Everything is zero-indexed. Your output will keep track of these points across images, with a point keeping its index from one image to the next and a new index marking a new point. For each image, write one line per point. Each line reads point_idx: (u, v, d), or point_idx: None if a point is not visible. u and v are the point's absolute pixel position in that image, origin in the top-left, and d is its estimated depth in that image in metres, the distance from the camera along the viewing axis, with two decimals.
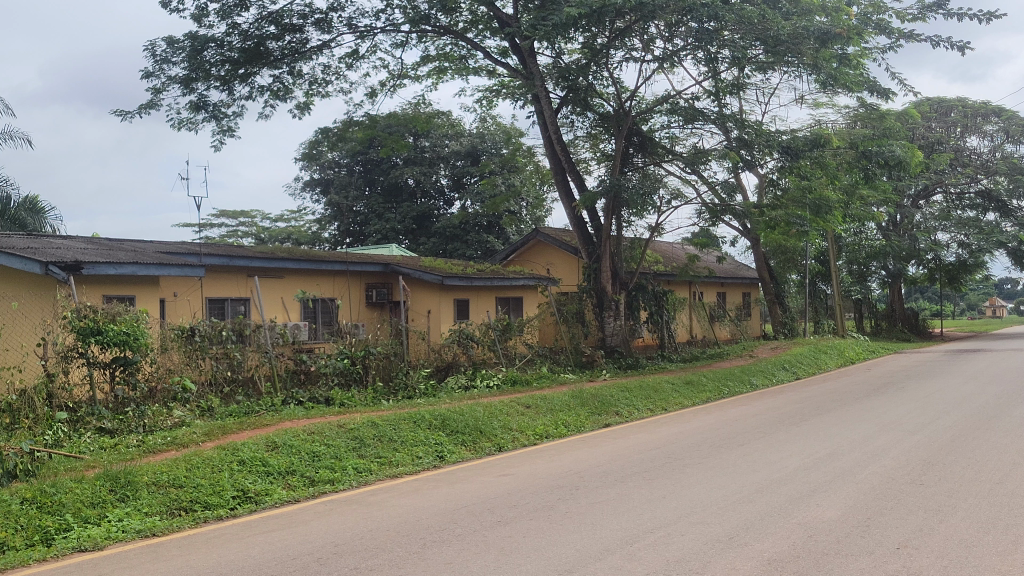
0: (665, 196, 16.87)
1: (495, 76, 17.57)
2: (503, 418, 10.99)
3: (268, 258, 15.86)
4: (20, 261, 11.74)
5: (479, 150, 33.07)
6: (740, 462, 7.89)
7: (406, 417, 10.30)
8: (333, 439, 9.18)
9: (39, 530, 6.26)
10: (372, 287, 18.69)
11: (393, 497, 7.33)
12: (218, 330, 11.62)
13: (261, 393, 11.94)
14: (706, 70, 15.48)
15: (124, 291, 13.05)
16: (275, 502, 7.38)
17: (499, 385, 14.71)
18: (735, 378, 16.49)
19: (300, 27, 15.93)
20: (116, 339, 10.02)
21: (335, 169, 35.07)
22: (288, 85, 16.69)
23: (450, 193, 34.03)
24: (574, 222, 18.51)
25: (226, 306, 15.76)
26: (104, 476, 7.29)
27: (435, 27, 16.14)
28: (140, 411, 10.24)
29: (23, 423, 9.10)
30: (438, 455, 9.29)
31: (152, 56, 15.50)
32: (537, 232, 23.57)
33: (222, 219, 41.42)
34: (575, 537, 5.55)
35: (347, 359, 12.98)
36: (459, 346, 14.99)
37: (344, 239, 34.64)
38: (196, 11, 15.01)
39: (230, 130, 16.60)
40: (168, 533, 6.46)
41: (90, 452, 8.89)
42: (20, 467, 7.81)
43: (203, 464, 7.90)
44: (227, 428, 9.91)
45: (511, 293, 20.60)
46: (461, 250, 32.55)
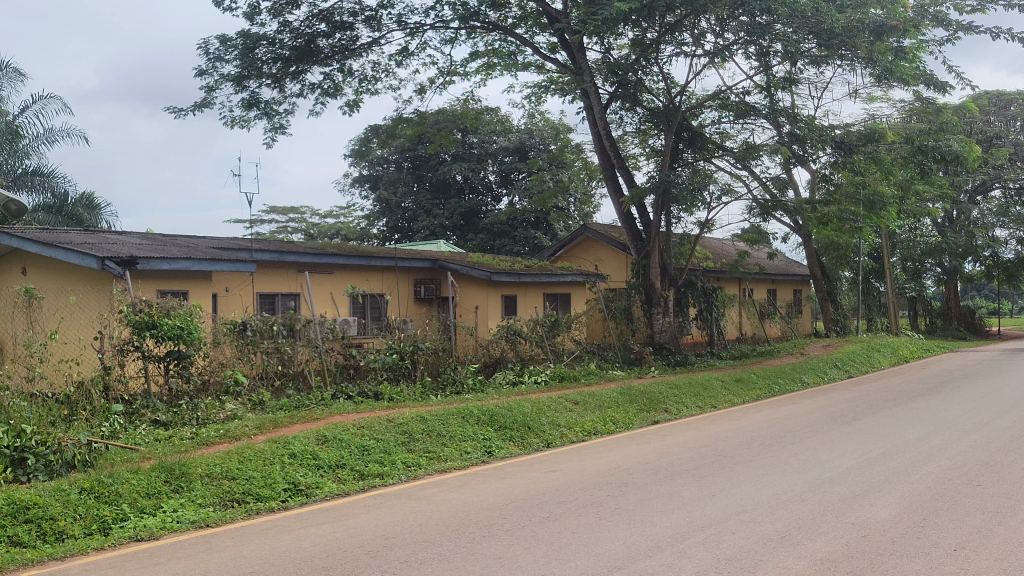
0: (715, 192, 16.73)
1: (544, 71, 17.53)
2: (552, 414, 10.98)
3: (319, 254, 16.02)
4: (78, 256, 11.99)
5: (527, 147, 33.19)
6: (792, 461, 7.81)
7: (455, 412, 10.34)
8: (383, 433, 9.25)
9: (97, 520, 6.39)
10: (420, 282, 18.78)
11: (443, 492, 7.37)
12: (270, 324, 11.77)
13: (311, 387, 12.08)
14: (758, 65, 15.32)
15: (178, 286, 13.26)
16: (325, 495, 7.45)
17: (547, 381, 14.72)
18: (785, 376, 16.30)
19: (350, 25, 16.02)
20: (171, 333, 10.16)
21: (384, 165, 35.40)
22: (338, 83, 16.82)
23: (498, 189, 34.04)
24: (624, 218, 18.44)
25: (277, 301, 15.94)
26: (159, 467, 7.42)
27: (484, 24, 16.15)
28: (194, 404, 10.41)
29: (81, 415, 9.31)
30: (486, 450, 9.32)
31: (205, 54, 15.71)
32: (585, 228, 23.56)
33: (273, 215, 41.88)
34: (626, 534, 5.53)
35: (396, 354, 13.07)
36: (507, 342, 15.05)
37: (392, 234, 34.90)
38: (248, 9, 15.18)
39: (282, 127, 16.77)
40: (222, 524, 6.56)
41: (145, 443, 9.04)
42: (78, 458, 8.02)
43: (254, 457, 8.01)
44: (279, 422, 10.03)
45: (558, 289, 20.59)
46: (508, 247, 32.49)
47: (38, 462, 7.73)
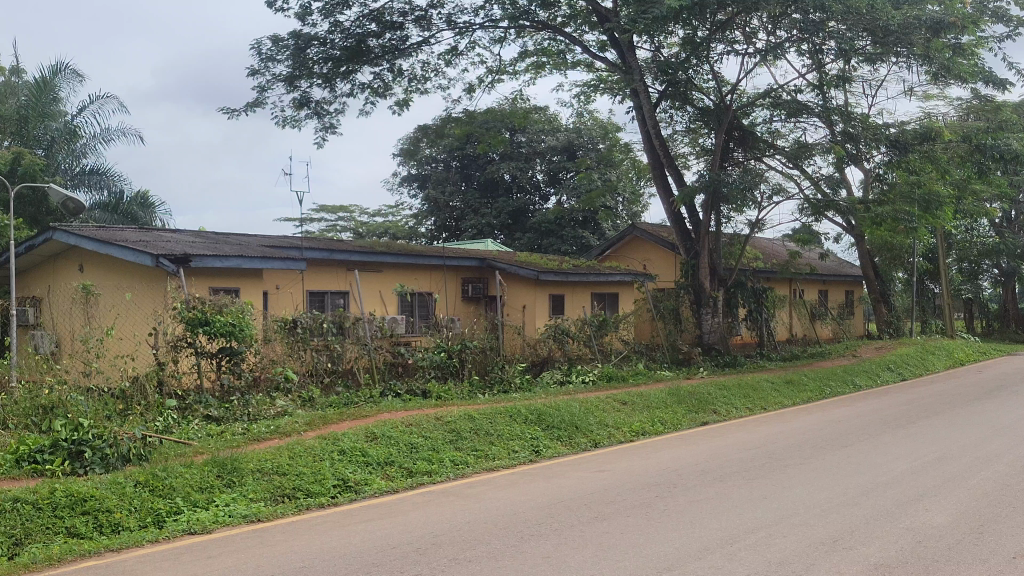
0: (766, 192, 16.56)
1: (593, 71, 17.47)
2: (600, 414, 10.95)
3: (368, 252, 16.15)
4: (133, 254, 12.21)
5: (575, 146, 33.12)
6: (845, 464, 7.70)
7: (503, 411, 10.35)
8: (431, 431, 9.29)
9: (151, 512, 6.51)
10: (468, 281, 18.83)
11: (490, 490, 7.38)
12: (320, 322, 11.83)
13: (360, 384, 12.17)
14: (811, 63, 15.14)
15: (230, 283, 13.44)
16: (374, 492, 7.50)
17: (595, 380, 14.67)
18: (837, 378, 16.09)
19: (400, 25, 16.10)
20: (223, 330, 10.30)
21: (432, 165, 35.59)
22: (388, 82, 16.92)
23: (546, 188, 33.95)
24: (673, 218, 18.32)
25: (326, 299, 16.09)
26: (212, 462, 7.53)
27: (533, 23, 16.16)
28: (245, 400, 10.53)
29: (136, 409, 9.51)
30: (534, 450, 9.32)
31: (258, 54, 15.90)
32: (634, 227, 23.47)
33: (323, 213, 42.28)
34: (675, 535, 5.50)
35: (444, 352, 13.11)
36: (555, 341, 15.04)
37: (440, 233, 35.16)
38: (300, 10, 15.33)
39: (333, 127, 16.92)
40: (273, 519, 6.65)
41: (198, 438, 9.18)
42: (133, 451, 8.15)
43: (305, 453, 8.09)
44: (328, 419, 10.12)
45: (607, 289, 20.54)
46: (556, 246, 32.40)
47: (94, 456, 7.90)
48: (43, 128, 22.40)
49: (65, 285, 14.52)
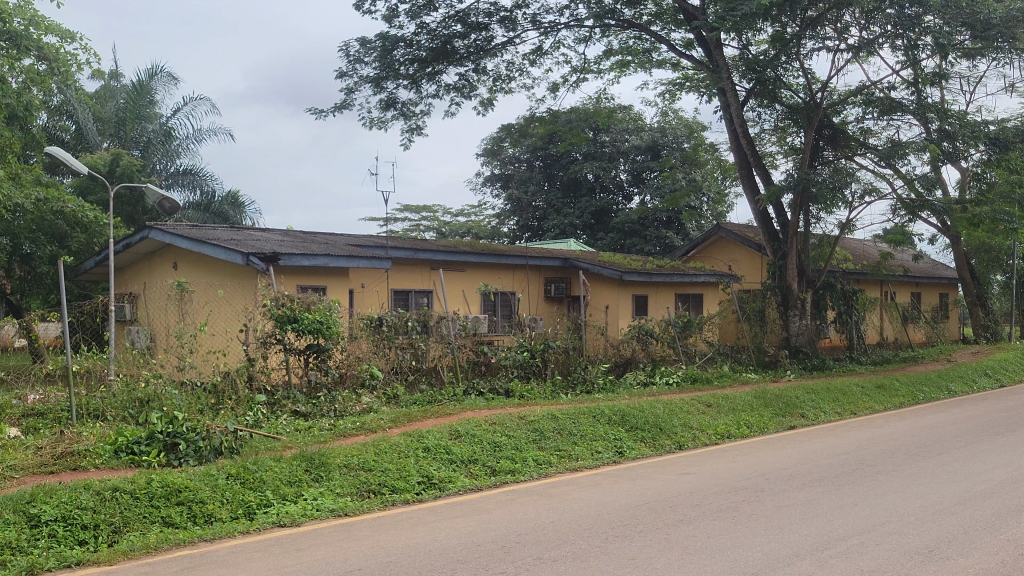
0: (857, 192, 16.18)
1: (679, 69, 17.29)
2: (684, 416, 10.83)
3: (452, 252, 16.28)
4: (225, 252, 12.52)
5: (659, 145, 32.74)
6: (940, 472, 7.46)
7: (586, 411, 10.33)
8: (514, 430, 9.33)
9: (242, 504, 6.67)
10: (551, 280, 18.83)
11: (574, 490, 7.37)
12: (404, 321, 11.92)
13: (444, 383, 12.27)
14: (906, 60, 14.73)
15: (317, 282, 13.68)
16: (458, 489, 7.56)
17: (679, 382, 14.53)
18: (931, 383, 15.62)
19: (485, 26, 16.15)
20: (311, 327, 10.49)
21: (515, 165, 35.78)
22: (473, 82, 17.01)
23: (630, 188, 33.64)
24: (760, 218, 18.01)
25: (410, 298, 16.24)
26: (300, 456, 7.67)
27: (619, 21, 16.05)
28: (332, 396, 10.71)
29: (227, 403, 9.79)
30: (618, 451, 9.27)
31: (346, 56, 16.14)
32: (718, 227, 23.14)
33: (406, 213, 42.76)
34: (763, 540, 5.40)
35: (527, 352, 13.14)
36: (638, 342, 14.92)
37: (522, 233, 35.45)
38: (387, 12, 15.51)
39: (418, 128, 17.09)
40: (359, 514, 6.74)
41: (287, 433, 9.38)
42: (225, 445, 8.31)
43: (390, 450, 8.20)
44: (413, 416, 10.25)
45: (691, 290, 20.35)
46: (639, 246, 32.19)
47: (188, 448, 8.09)
48: (139, 129, 23.31)
49: (160, 283, 14.97)
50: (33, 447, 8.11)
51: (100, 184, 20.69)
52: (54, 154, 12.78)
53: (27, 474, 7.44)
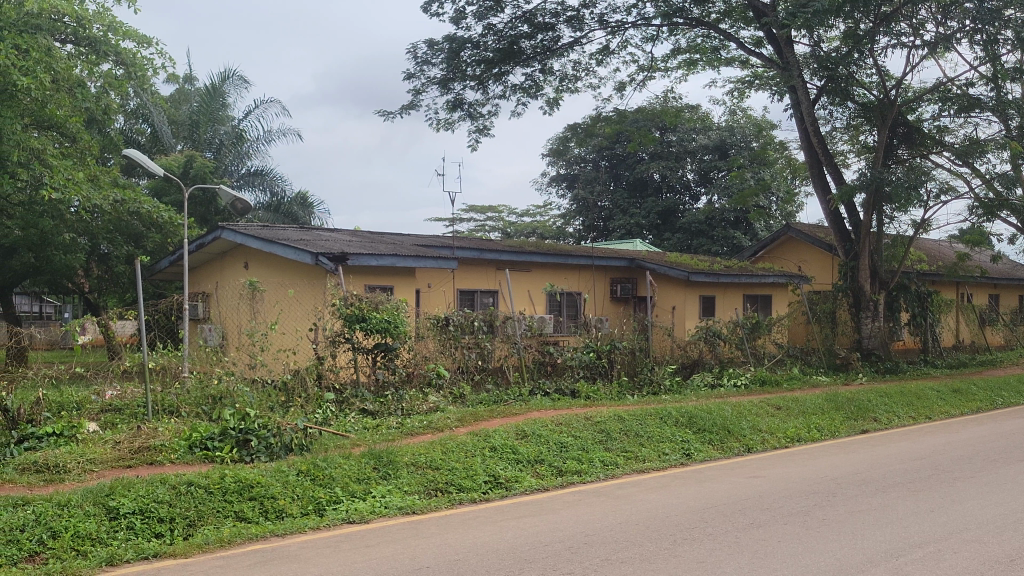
0: (932, 191, 15.80)
1: (748, 67, 17.07)
2: (753, 418, 10.70)
3: (518, 252, 16.32)
4: (295, 252, 12.72)
5: (727, 144, 32.30)
6: (1020, 479, 7.23)
7: (653, 412, 10.30)
8: (581, 431, 9.29)
9: (312, 501, 6.76)
10: (617, 281, 18.75)
11: (641, 492, 7.32)
12: (471, 321, 11.97)
13: (510, 382, 12.29)
14: (985, 55, 14.34)
15: (384, 282, 13.81)
16: (524, 489, 7.56)
17: (747, 384, 14.34)
18: (1009, 387, 15.17)
19: (552, 26, 16.12)
20: (379, 327, 10.58)
21: (581, 164, 35.72)
22: (539, 83, 17.01)
23: (696, 188, 33.31)
24: (832, 218, 17.68)
25: (476, 298, 16.30)
26: (368, 454, 7.76)
27: (687, 19, 15.90)
28: (399, 394, 10.82)
29: (297, 401, 9.99)
30: (685, 453, 9.19)
31: (414, 58, 16.26)
32: (788, 227, 22.79)
33: (472, 213, 42.95)
34: (835, 546, 5.31)
35: (593, 352, 13.11)
36: (706, 343, 14.76)
37: (588, 233, 35.36)
38: (455, 13, 15.59)
39: (485, 129, 17.16)
40: (427, 512, 6.79)
41: (355, 431, 9.49)
42: (295, 442, 8.44)
43: (457, 448, 8.26)
44: (480, 415, 10.30)
45: (759, 290, 20.09)
46: (706, 246, 31.92)
47: (260, 444, 8.24)
48: (212, 131, 23.79)
49: (232, 282, 15.27)
50: (112, 442, 8.33)
51: (174, 185, 21.17)
52: (132, 156, 13.06)
53: (106, 467, 7.66)
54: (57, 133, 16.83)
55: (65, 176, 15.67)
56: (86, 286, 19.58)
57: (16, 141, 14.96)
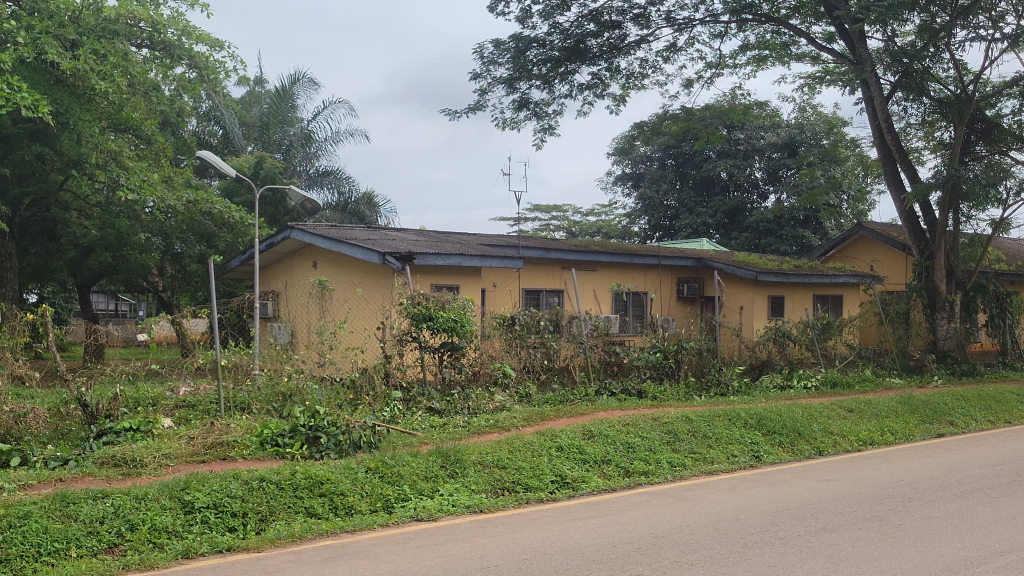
0: (1012, 188, 15.34)
1: (819, 62, 16.78)
2: (825, 421, 10.51)
3: (584, 251, 16.27)
4: (363, 252, 12.85)
5: (797, 142, 31.73)
6: None
7: (722, 414, 10.20)
8: (648, 431, 9.23)
9: (381, 497, 6.83)
10: (684, 280, 18.59)
11: (710, 494, 7.24)
12: (537, 320, 11.96)
13: (576, 382, 12.25)
14: None
15: (450, 281, 13.89)
16: (592, 489, 7.53)
17: (817, 386, 14.10)
18: None
19: (619, 24, 16.02)
20: (446, 326, 10.64)
21: (647, 163, 35.46)
22: (606, 81, 16.93)
23: (765, 186, 32.85)
24: (905, 216, 17.27)
25: (541, 297, 16.29)
26: (436, 452, 7.81)
27: (756, 16, 15.70)
28: (465, 394, 10.86)
29: (364, 399, 10.11)
30: (755, 455, 9.07)
31: (480, 58, 16.31)
32: (860, 226, 22.33)
33: (536, 213, 42.95)
34: (911, 552, 5.19)
35: (660, 352, 13.00)
36: (775, 344, 14.56)
37: (654, 232, 35.13)
38: (521, 13, 15.60)
39: (551, 128, 17.13)
40: (494, 510, 6.81)
41: (422, 429, 9.56)
42: (364, 439, 8.54)
43: (524, 447, 8.27)
44: (546, 415, 10.29)
45: (830, 291, 19.75)
46: (775, 246, 31.47)
47: (329, 441, 8.35)
48: (281, 132, 24.19)
49: (302, 281, 15.49)
50: (186, 437, 8.52)
51: (245, 186, 21.57)
52: (205, 159, 13.31)
53: (180, 462, 7.82)
54: (134, 136, 17.27)
55: (141, 177, 16.09)
56: (159, 285, 20.08)
57: (95, 144, 15.40)
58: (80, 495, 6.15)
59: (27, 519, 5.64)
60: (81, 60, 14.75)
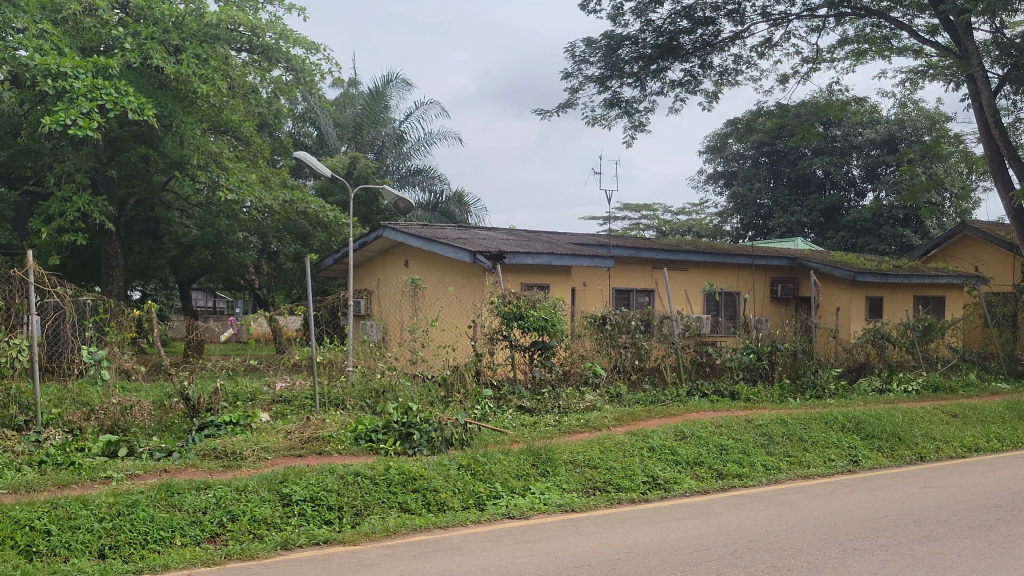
0: None
1: (922, 56, 16.27)
2: (927, 426, 10.18)
3: (675, 251, 16.09)
4: (454, 251, 12.95)
5: (897, 138, 30.74)
6: None
7: (818, 417, 9.97)
8: (742, 433, 9.11)
9: (473, 495, 6.87)
10: (778, 281, 18.26)
11: (806, 498, 7.09)
12: (628, 320, 11.86)
13: (667, 382, 12.17)
14: None
15: (540, 280, 13.91)
16: (684, 490, 7.45)
17: (919, 390, 13.67)
18: None
19: (713, 19, 15.80)
20: (536, 325, 10.64)
21: (740, 161, 34.91)
22: (698, 77, 16.71)
23: (863, 184, 31.98)
24: (1013, 215, 16.60)
25: (631, 296, 16.17)
26: (527, 451, 7.82)
27: (855, 9, 15.29)
28: (556, 393, 10.85)
29: (455, 397, 10.19)
30: (853, 459, 8.85)
31: (572, 57, 16.27)
32: (964, 224, 21.57)
33: (626, 212, 42.70)
34: (1022, 564, 4.99)
35: (753, 353, 12.77)
36: (873, 346, 14.19)
37: (747, 231, 34.62)
38: (613, 11, 15.52)
39: (642, 125, 16.98)
40: (586, 510, 6.79)
41: (513, 427, 9.59)
42: (456, 436, 8.61)
43: (616, 448, 8.22)
44: (637, 415, 10.23)
45: (932, 291, 19.13)
46: (873, 245, 30.70)
47: (422, 438, 8.44)
48: (375, 133, 24.56)
49: (394, 279, 15.71)
50: (284, 431, 8.71)
51: (340, 186, 21.95)
52: (301, 159, 13.58)
53: (278, 456, 8.01)
54: (233, 138, 17.76)
55: (239, 177, 16.61)
56: (256, 282, 20.62)
57: (196, 146, 15.86)
58: (183, 486, 6.35)
59: (134, 507, 5.84)
60: (184, 65, 15.24)
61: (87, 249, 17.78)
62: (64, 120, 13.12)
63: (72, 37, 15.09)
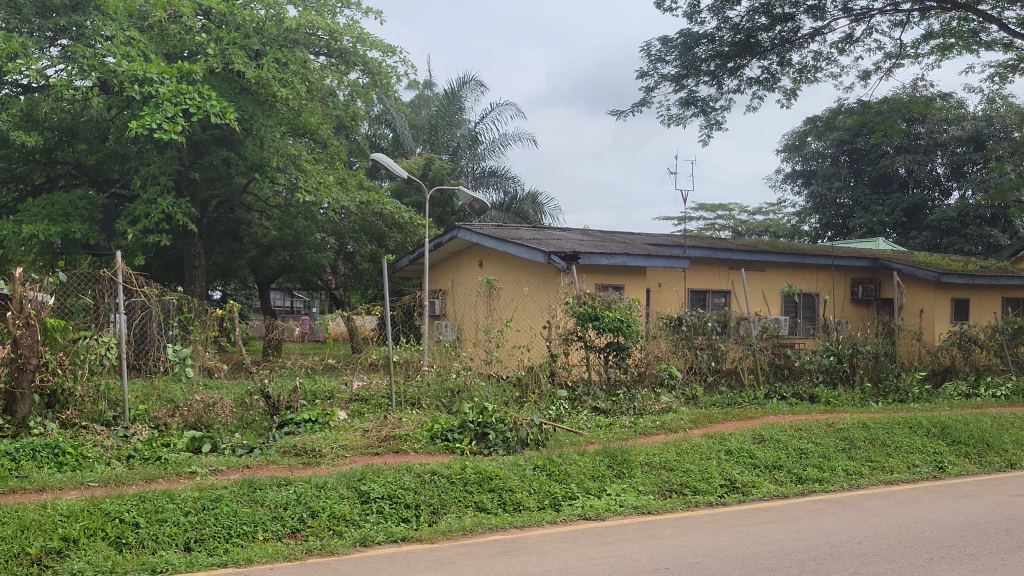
0: None
1: (1011, 49, 15.77)
2: (1017, 432, 9.87)
3: (753, 251, 15.85)
4: (529, 251, 12.97)
5: (984, 135, 29.64)
6: None
7: (902, 422, 9.74)
8: (822, 437, 8.95)
9: (549, 495, 6.87)
10: (858, 282, 17.87)
11: (889, 504, 6.93)
12: (705, 321, 11.75)
13: (744, 384, 12.03)
14: None
15: (614, 280, 13.85)
16: (762, 495, 7.34)
17: (1007, 395, 13.23)
18: None
19: (793, 16, 15.53)
20: (612, 326, 10.59)
21: (819, 160, 34.33)
22: (776, 75, 16.45)
23: (948, 182, 31.07)
24: None
25: (707, 297, 16.00)
26: (603, 452, 7.79)
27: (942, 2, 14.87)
28: (631, 394, 10.78)
29: (530, 397, 10.21)
30: (938, 465, 8.62)
31: (648, 56, 16.16)
32: None
33: (702, 212, 42.30)
34: None
35: (834, 356, 12.53)
36: (960, 349, 13.78)
37: (826, 231, 34.02)
38: (689, 9, 15.37)
39: (717, 124, 16.78)
40: (663, 512, 6.74)
41: (588, 429, 9.56)
42: (532, 437, 8.61)
43: (693, 450, 8.14)
44: (714, 417, 10.12)
45: (1021, 293, 18.52)
46: (958, 245, 29.95)
47: (497, 438, 8.45)
48: (450, 134, 24.74)
49: (469, 280, 15.79)
50: (361, 430, 8.84)
51: (415, 187, 22.15)
52: (377, 160, 13.72)
53: (356, 454, 8.11)
54: (311, 140, 18.05)
55: (318, 179, 16.90)
56: (334, 283, 20.92)
57: (275, 148, 16.20)
58: (265, 482, 6.48)
59: (218, 502, 5.98)
60: (264, 70, 15.55)
61: (171, 249, 18.26)
62: (150, 124, 13.50)
63: (158, 43, 15.39)
